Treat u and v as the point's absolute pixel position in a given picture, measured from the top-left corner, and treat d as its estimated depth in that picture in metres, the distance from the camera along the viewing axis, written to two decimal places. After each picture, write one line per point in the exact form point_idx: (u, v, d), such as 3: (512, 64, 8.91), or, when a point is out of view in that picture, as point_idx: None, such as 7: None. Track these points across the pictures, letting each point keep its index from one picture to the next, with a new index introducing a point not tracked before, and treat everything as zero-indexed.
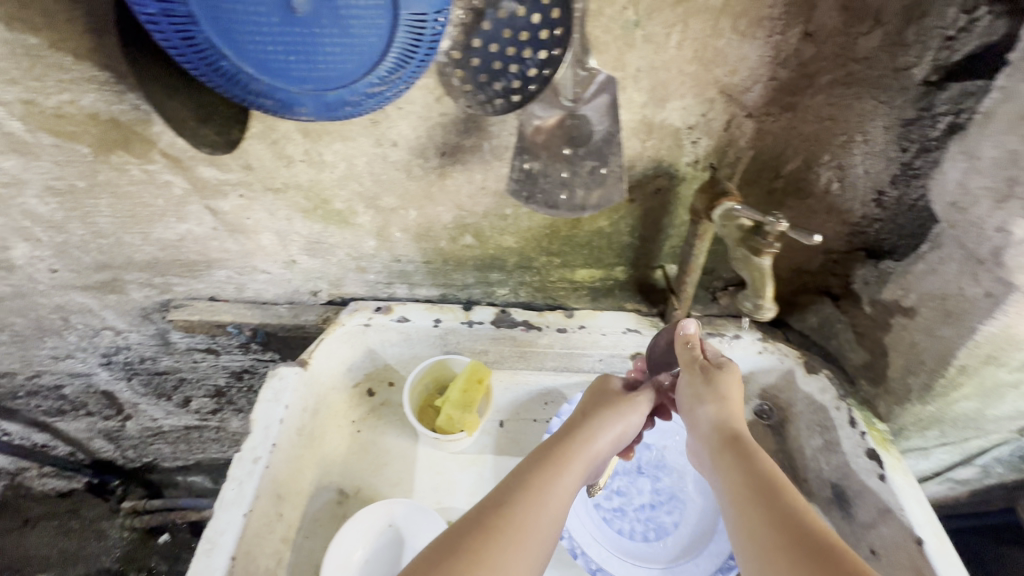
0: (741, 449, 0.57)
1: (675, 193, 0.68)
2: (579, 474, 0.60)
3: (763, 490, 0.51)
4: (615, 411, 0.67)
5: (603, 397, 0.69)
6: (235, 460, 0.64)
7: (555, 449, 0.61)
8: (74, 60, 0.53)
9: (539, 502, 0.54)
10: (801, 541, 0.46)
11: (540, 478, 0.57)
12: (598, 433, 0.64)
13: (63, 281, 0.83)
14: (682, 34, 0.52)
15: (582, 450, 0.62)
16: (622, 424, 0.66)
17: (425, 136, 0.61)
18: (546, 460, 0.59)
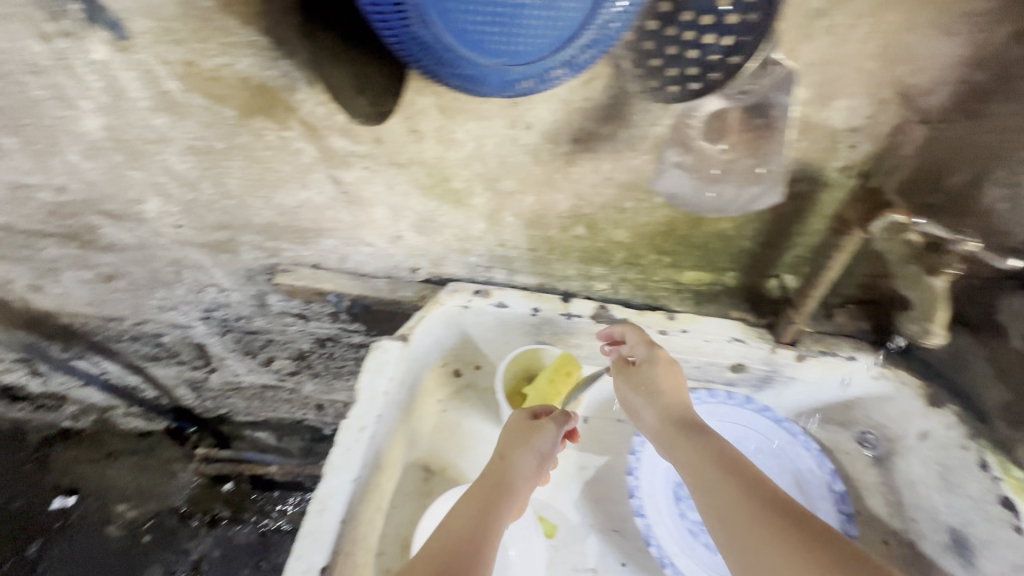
0: (705, 436, 0.63)
1: (815, 200, 0.64)
2: (510, 505, 0.63)
3: (729, 477, 0.58)
4: (522, 441, 0.67)
5: (508, 430, 0.69)
6: (343, 426, 0.66)
7: (485, 492, 0.63)
8: (238, 24, 0.54)
9: (481, 538, 0.58)
10: (779, 523, 0.52)
11: (469, 520, 0.59)
12: (517, 469, 0.65)
13: (183, 237, 0.87)
14: (870, 27, 0.47)
15: (504, 485, 0.63)
16: (542, 453, 0.67)
17: (561, 121, 0.59)
18: (477, 503, 0.62)
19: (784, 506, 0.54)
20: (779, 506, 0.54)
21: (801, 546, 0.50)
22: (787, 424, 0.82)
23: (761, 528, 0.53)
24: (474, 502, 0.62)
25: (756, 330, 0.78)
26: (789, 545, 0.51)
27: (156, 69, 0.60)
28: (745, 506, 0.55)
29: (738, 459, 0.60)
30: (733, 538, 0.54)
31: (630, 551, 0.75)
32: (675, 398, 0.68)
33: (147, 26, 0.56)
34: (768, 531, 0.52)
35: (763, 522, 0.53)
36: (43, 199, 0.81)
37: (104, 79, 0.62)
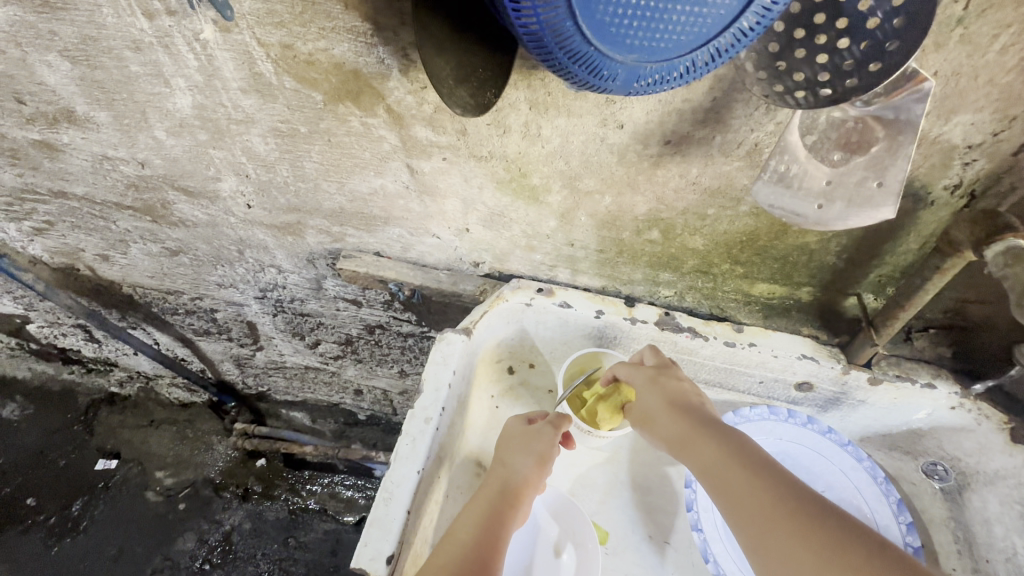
0: (718, 431, 0.62)
1: (914, 218, 0.61)
2: (511, 508, 0.64)
3: (740, 468, 0.57)
4: (520, 445, 0.69)
5: (506, 437, 0.71)
6: (409, 416, 0.66)
7: (484, 498, 0.65)
8: (341, 9, 0.54)
9: (483, 540, 0.59)
10: (790, 509, 0.52)
11: (471, 526, 0.61)
12: (514, 472, 0.67)
13: (253, 217, 0.88)
14: (1012, 38, 0.44)
15: (501, 488, 0.65)
16: (537, 455, 0.69)
17: (655, 122, 0.58)
18: (479, 508, 0.63)
19: (797, 494, 0.53)
20: (793, 495, 0.53)
21: (809, 530, 0.50)
22: (851, 448, 0.76)
23: (776, 515, 0.52)
24: (475, 507, 0.64)
25: (829, 349, 0.75)
26: (799, 534, 0.50)
27: (253, 50, 0.60)
28: (758, 494, 0.54)
29: (750, 450, 0.59)
30: (748, 530, 0.53)
31: (683, 565, 0.74)
32: (684, 400, 0.67)
33: (252, 8, 0.56)
34: (781, 520, 0.51)
35: (776, 511, 0.52)
36: (125, 172, 0.83)
37: (201, 58, 0.63)
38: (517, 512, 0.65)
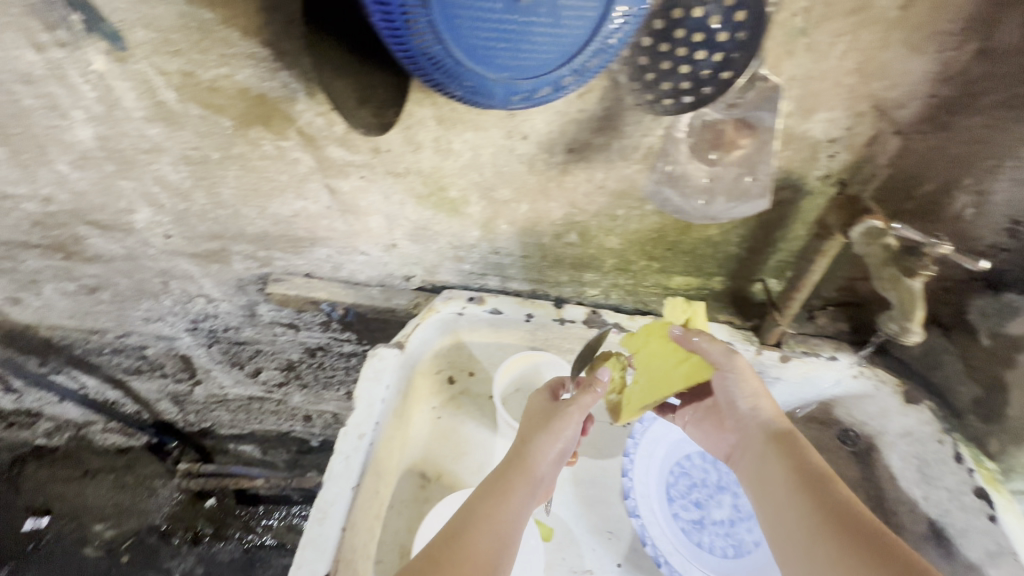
0: (791, 445, 0.63)
1: (797, 208, 0.67)
2: (526, 491, 0.61)
3: (797, 489, 0.58)
4: (548, 428, 0.65)
5: (533, 418, 0.67)
6: (341, 434, 0.66)
7: (499, 478, 0.61)
8: (240, 36, 0.55)
9: (489, 519, 0.57)
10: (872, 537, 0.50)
11: (483, 505, 0.58)
12: (537, 456, 0.63)
13: (174, 247, 0.86)
14: (848, 45, 0.50)
15: (523, 475, 0.62)
16: (562, 441, 0.65)
17: (556, 132, 0.61)
18: (491, 489, 0.60)
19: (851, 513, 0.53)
20: (844, 515, 0.53)
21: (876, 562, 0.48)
22: None
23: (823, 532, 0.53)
24: (489, 488, 0.60)
25: (743, 332, 0.79)
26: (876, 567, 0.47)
27: (154, 79, 0.60)
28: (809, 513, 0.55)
29: (807, 467, 0.60)
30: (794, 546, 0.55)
31: (626, 551, 0.76)
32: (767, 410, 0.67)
33: (147, 37, 0.56)
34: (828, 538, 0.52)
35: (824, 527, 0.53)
36: (28, 209, 0.80)
37: (99, 89, 0.61)
38: (531, 495, 0.61)
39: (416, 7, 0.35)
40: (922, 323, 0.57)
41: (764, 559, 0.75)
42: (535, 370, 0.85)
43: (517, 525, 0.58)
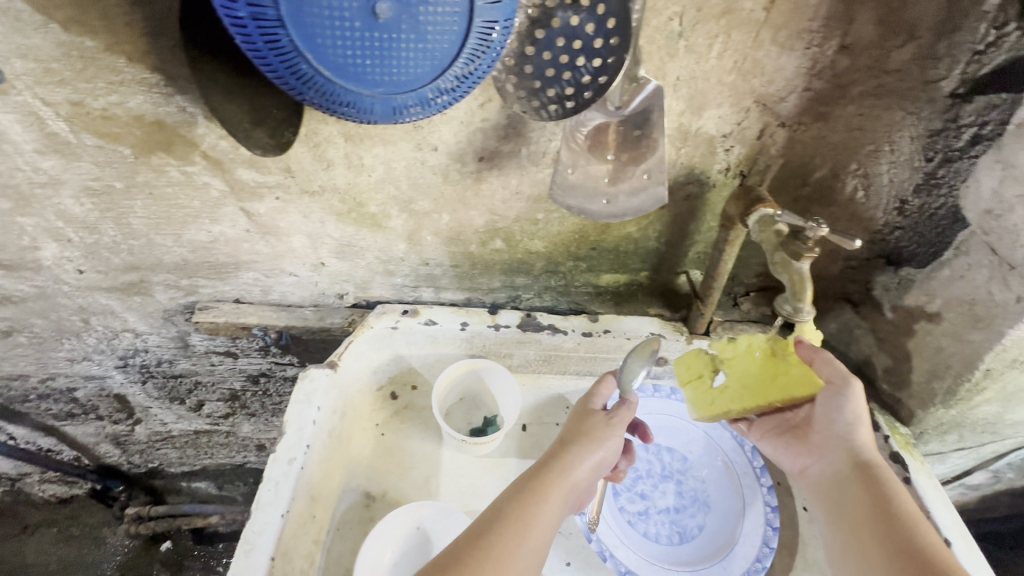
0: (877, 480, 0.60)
1: (705, 200, 0.70)
2: (563, 496, 0.61)
3: (876, 518, 0.58)
4: (591, 436, 0.65)
5: (576, 424, 0.68)
6: (270, 461, 0.65)
7: (534, 478, 0.61)
8: (126, 62, 0.54)
9: (523, 523, 0.57)
10: None
11: (517, 508, 0.58)
12: (579, 459, 0.63)
13: (89, 283, 0.82)
14: (723, 45, 0.53)
15: (564, 479, 0.61)
16: (605, 451, 0.65)
17: (465, 142, 0.62)
18: (527, 488, 0.60)
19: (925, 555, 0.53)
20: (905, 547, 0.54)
21: None
22: None
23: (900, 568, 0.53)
24: (526, 487, 0.60)
25: (673, 324, 0.82)
26: None
27: (40, 110, 0.58)
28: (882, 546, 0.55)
29: (898, 506, 0.58)
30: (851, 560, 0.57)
31: (573, 550, 0.77)
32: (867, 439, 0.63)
33: (27, 68, 0.54)
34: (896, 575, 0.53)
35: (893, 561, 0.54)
36: None
37: None
38: (566, 501, 0.61)
39: (278, 29, 0.37)
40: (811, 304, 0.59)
41: (707, 543, 0.77)
42: (477, 376, 0.85)
43: (546, 530, 0.58)
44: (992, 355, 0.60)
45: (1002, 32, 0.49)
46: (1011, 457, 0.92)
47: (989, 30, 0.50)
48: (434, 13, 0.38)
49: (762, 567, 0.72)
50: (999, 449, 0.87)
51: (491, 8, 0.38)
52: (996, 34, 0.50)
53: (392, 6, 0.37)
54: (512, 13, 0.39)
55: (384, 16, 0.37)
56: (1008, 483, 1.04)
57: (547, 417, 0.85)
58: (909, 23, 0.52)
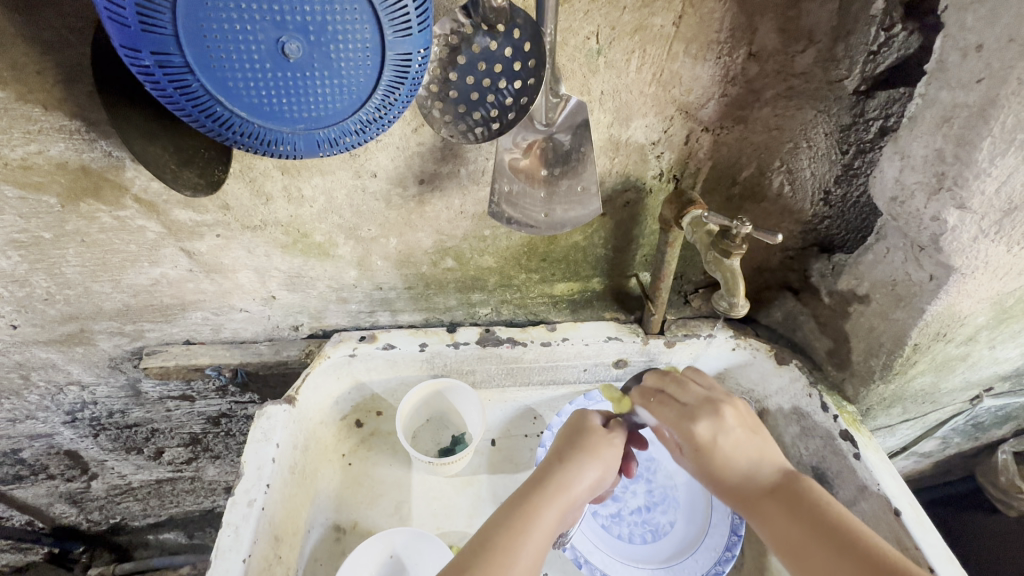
0: (786, 498, 0.57)
1: (643, 205, 0.72)
2: (555, 521, 0.57)
3: (805, 545, 0.54)
4: (590, 453, 0.61)
5: (576, 441, 0.64)
6: (229, 505, 0.62)
7: (524, 499, 0.57)
8: (43, 111, 0.52)
9: (509, 556, 0.52)
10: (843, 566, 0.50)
11: (502, 539, 0.53)
12: (573, 479, 0.59)
13: (24, 337, 0.78)
14: (640, 59, 0.56)
15: (557, 500, 0.57)
16: (602, 469, 0.61)
17: (403, 166, 0.63)
18: (515, 511, 0.56)
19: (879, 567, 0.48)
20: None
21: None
22: None
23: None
24: (514, 512, 0.56)
25: (629, 326, 0.84)
26: None
27: None
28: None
29: (828, 517, 0.54)
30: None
31: (551, 560, 0.76)
32: (737, 462, 0.61)
33: None
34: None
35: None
36: None
37: None
38: (559, 521, 0.57)
39: (187, 75, 0.37)
40: (745, 298, 0.61)
41: (680, 539, 0.78)
42: (441, 397, 0.85)
43: (534, 560, 0.54)
44: (917, 331, 0.64)
45: (891, 33, 0.53)
46: (954, 424, 0.97)
47: (879, 32, 0.54)
48: (346, 50, 0.38)
49: (733, 555, 0.73)
50: (943, 418, 0.92)
51: (402, 40, 0.39)
52: (885, 36, 0.54)
53: (302, 46, 0.37)
54: (424, 44, 0.40)
55: (295, 56, 0.38)
56: (957, 447, 1.10)
57: (515, 430, 0.87)
58: (808, 29, 0.57)
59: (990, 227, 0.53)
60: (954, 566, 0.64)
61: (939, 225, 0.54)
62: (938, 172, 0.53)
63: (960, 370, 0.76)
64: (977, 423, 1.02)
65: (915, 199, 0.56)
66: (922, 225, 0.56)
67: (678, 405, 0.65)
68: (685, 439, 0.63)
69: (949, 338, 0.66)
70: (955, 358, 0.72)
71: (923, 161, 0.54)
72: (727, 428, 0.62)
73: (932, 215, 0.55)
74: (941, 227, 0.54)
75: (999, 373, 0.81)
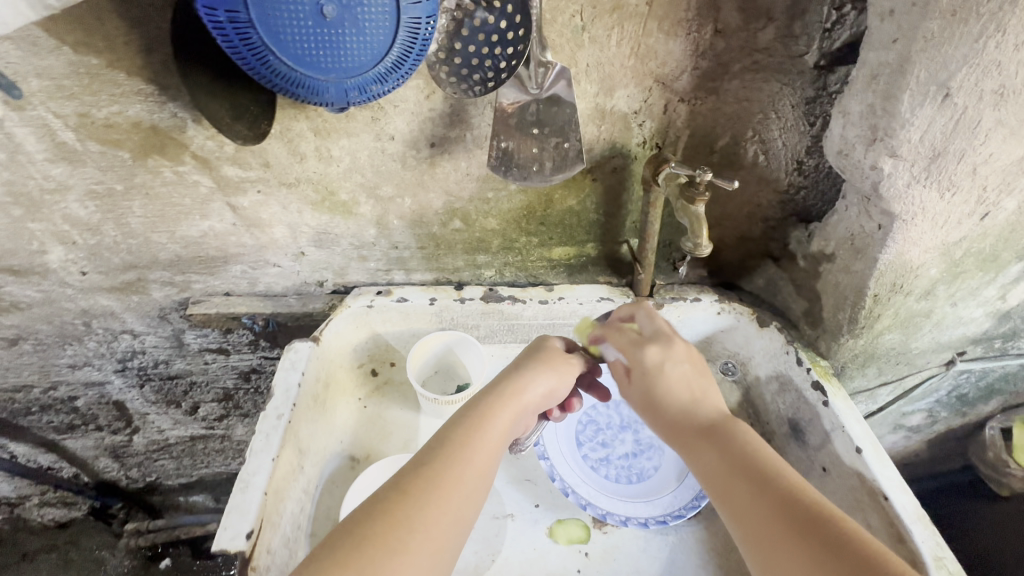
0: (718, 435, 0.66)
1: (630, 171, 0.81)
2: (511, 420, 0.66)
3: (728, 477, 0.62)
4: (545, 363, 0.72)
5: (538, 352, 0.75)
6: (261, 417, 0.73)
7: (482, 402, 0.66)
8: (126, 76, 0.64)
9: (464, 451, 0.60)
10: (763, 497, 0.59)
11: (458, 436, 0.62)
12: (527, 385, 0.69)
13: (91, 284, 0.91)
14: (619, 35, 0.65)
15: (511, 403, 0.67)
16: (553, 379, 0.72)
17: (417, 130, 0.73)
18: (472, 414, 0.65)
19: (793, 500, 0.57)
20: (823, 537, 0.53)
21: (793, 509, 0.56)
22: None
23: (758, 507, 0.58)
24: (471, 413, 0.65)
25: (621, 289, 0.92)
26: (791, 515, 0.56)
27: (52, 123, 0.68)
28: (761, 505, 0.58)
29: (755, 457, 0.63)
30: (767, 558, 0.56)
31: (542, 493, 0.84)
32: (679, 395, 0.70)
33: (41, 85, 0.64)
34: (760, 503, 0.58)
35: (777, 527, 0.56)
36: None
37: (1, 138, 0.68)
38: (514, 421, 0.67)
39: (249, 30, 0.48)
40: (707, 240, 0.69)
41: (663, 479, 0.85)
42: (449, 350, 0.93)
43: (490, 453, 0.62)
44: (874, 281, 0.71)
45: (842, 12, 0.62)
46: (935, 391, 1.02)
47: (830, 11, 0.62)
48: (370, 12, 0.49)
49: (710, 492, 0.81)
50: (922, 384, 0.98)
51: (414, 7, 0.49)
52: (837, 14, 0.62)
53: (336, 9, 0.48)
54: (432, 11, 0.50)
55: (330, 16, 0.48)
56: (943, 421, 1.14)
57: None
58: (765, 8, 0.65)
59: (919, 173, 0.59)
60: (908, 496, 0.69)
61: (878, 173, 0.61)
62: (872, 125, 0.60)
63: (927, 328, 0.82)
64: (961, 396, 1.06)
65: (855, 151, 0.63)
66: (864, 174, 0.63)
67: (636, 333, 0.75)
68: (637, 364, 0.73)
69: (907, 290, 0.73)
70: (919, 315, 0.79)
71: (859, 116, 0.61)
72: (673, 361, 0.72)
73: (872, 164, 0.62)
74: (879, 174, 0.62)
75: (968, 335, 0.86)
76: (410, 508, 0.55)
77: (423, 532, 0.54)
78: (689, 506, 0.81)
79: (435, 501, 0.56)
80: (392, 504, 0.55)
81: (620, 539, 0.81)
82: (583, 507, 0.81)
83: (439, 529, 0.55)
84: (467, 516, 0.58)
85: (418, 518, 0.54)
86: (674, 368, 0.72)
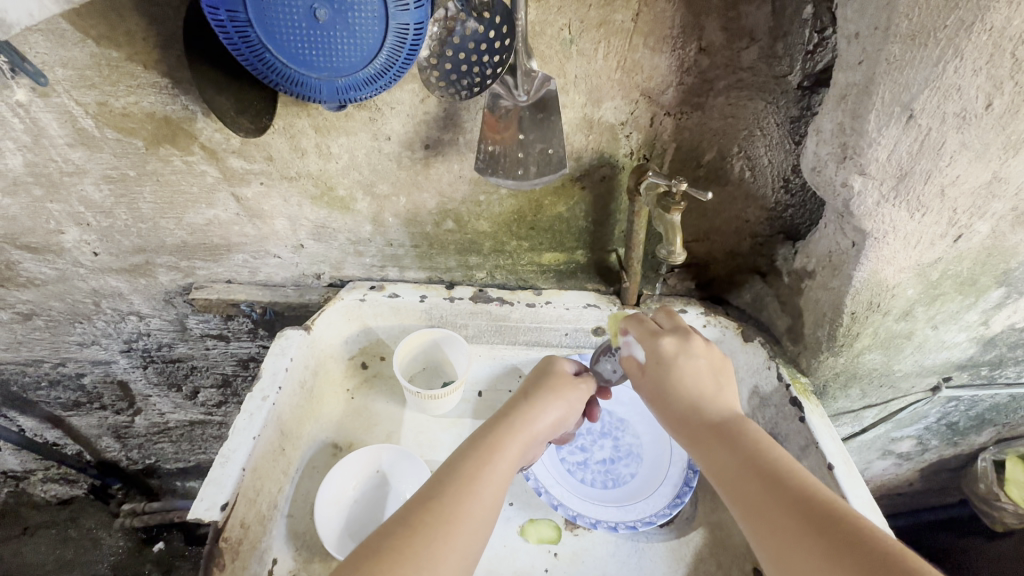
0: (727, 433, 0.64)
1: (618, 181, 0.83)
2: (520, 452, 0.66)
3: (737, 477, 0.60)
4: (554, 394, 0.73)
5: (544, 378, 0.75)
6: (247, 398, 0.76)
7: (491, 433, 0.66)
8: (143, 69, 0.69)
9: (473, 486, 0.60)
10: (772, 497, 0.56)
11: (469, 468, 0.61)
12: (536, 417, 0.69)
13: (103, 265, 0.96)
14: (606, 49, 0.69)
15: (520, 433, 0.67)
16: (562, 408, 0.72)
17: (412, 131, 0.77)
18: (481, 446, 0.65)
19: (805, 499, 0.54)
20: (833, 537, 0.50)
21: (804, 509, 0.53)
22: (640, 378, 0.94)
23: (769, 507, 0.55)
24: (480, 445, 0.65)
25: (608, 297, 0.93)
26: (802, 514, 0.53)
27: (73, 109, 0.73)
28: (771, 504, 0.55)
29: (764, 455, 0.60)
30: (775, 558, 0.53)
31: (516, 492, 0.86)
32: (693, 388, 0.69)
33: (65, 74, 0.69)
34: (770, 505, 0.55)
35: (788, 524, 0.53)
36: None
37: (26, 121, 0.73)
38: (522, 454, 0.67)
39: (248, 28, 0.52)
40: (679, 247, 0.74)
41: (637, 487, 0.85)
42: (437, 347, 0.94)
43: (499, 486, 0.62)
44: (850, 298, 0.72)
45: (823, 35, 0.64)
46: (922, 417, 1.01)
47: (812, 34, 0.65)
48: (360, 17, 0.53)
49: (682, 501, 0.81)
50: (909, 409, 0.97)
51: (403, 13, 0.53)
52: (818, 38, 0.65)
53: (328, 13, 0.52)
54: (421, 18, 0.54)
55: (323, 19, 0.52)
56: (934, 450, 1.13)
57: (501, 384, 0.96)
58: (748, 29, 0.67)
59: (888, 192, 0.63)
60: (877, 516, 0.69)
61: (848, 190, 0.65)
62: (842, 143, 0.64)
63: (909, 349, 0.82)
64: (952, 424, 1.05)
65: (827, 168, 0.67)
66: (835, 191, 0.67)
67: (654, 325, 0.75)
68: (654, 353, 0.72)
69: (883, 309, 0.74)
70: (899, 335, 0.79)
71: (831, 134, 0.65)
72: (692, 350, 0.71)
73: (842, 181, 0.66)
74: (850, 192, 0.66)
75: (952, 359, 0.86)
76: (417, 540, 0.54)
77: (431, 569, 0.52)
78: (659, 513, 0.80)
79: (442, 538, 0.55)
80: (401, 540, 0.54)
81: (591, 543, 0.81)
82: (554, 507, 0.81)
83: (448, 565, 0.54)
84: (477, 545, 0.57)
85: (427, 555, 0.53)
86: (691, 361, 0.71)
